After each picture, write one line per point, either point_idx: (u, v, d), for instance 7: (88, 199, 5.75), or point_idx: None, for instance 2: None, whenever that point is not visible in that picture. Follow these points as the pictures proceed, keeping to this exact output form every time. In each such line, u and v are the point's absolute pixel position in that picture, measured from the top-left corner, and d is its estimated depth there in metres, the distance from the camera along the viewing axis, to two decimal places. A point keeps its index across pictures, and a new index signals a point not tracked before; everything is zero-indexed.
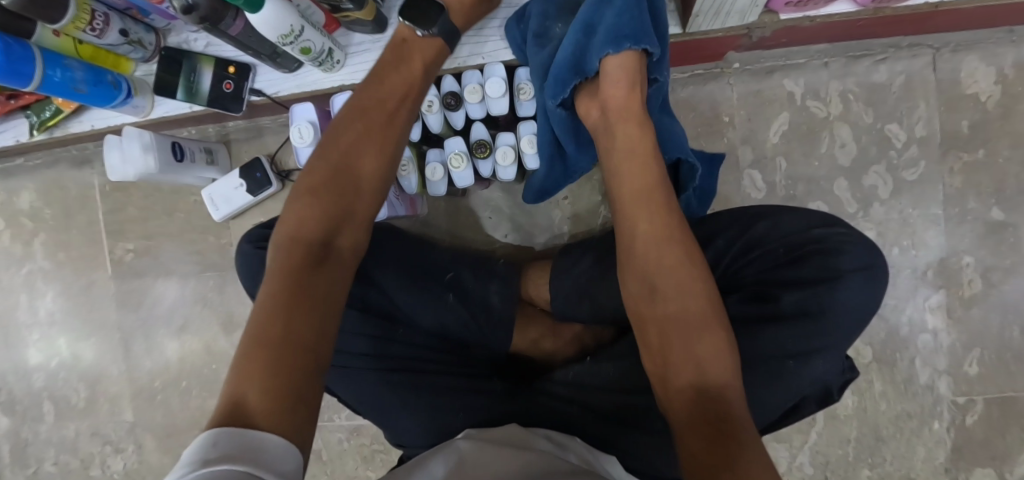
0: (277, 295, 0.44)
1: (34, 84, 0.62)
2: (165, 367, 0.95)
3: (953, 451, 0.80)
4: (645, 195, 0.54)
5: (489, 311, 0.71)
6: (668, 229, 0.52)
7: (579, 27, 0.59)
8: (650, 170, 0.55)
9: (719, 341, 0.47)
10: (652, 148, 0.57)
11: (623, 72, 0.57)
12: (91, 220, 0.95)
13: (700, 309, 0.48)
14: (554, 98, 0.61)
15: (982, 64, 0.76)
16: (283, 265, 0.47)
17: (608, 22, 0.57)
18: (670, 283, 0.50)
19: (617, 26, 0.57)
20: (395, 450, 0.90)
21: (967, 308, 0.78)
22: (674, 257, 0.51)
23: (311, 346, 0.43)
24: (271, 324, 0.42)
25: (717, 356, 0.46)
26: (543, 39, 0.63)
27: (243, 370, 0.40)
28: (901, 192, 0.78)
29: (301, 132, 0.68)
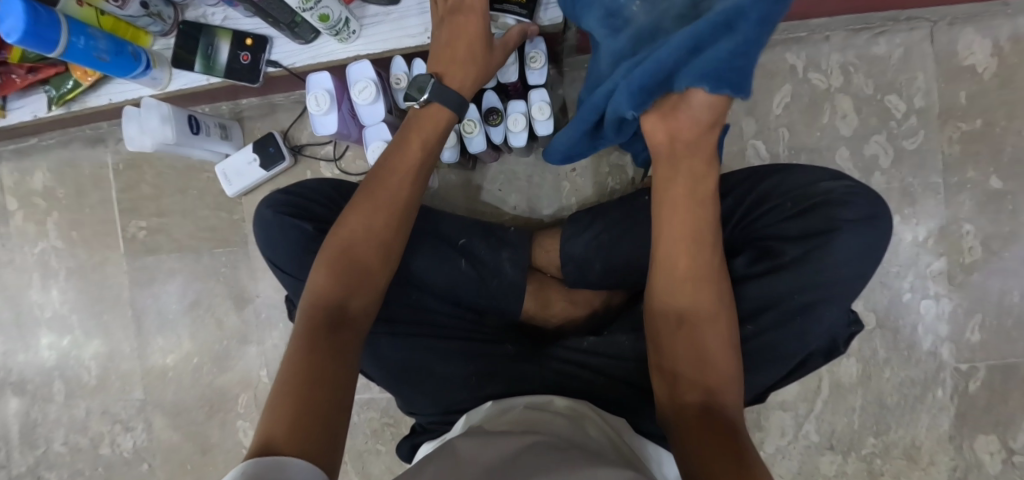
0: (302, 350, 0.47)
1: (59, 51, 0.63)
2: (177, 343, 0.96)
3: (957, 418, 0.81)
4: (692, 213, 0.51)
5: (501, 278, 0.72)
6: (701, 247, 0.51)
7: (687, 41, 0.46)
8: (702, 178, 0.52)
9: (727, 361, 0.49)
10: (707, 156, 0.52)
11: (710, 112, 0.49)
12: (104, 198, 0.97)
13: (714, 331, 0.49)
14: (633, 110, 0.52)
15: (977, 37, 0.78)
16: (308, 322, 0.49)
17: (715, 47, 0.45)
18: (684, 308, 0.50)
19: (728, 55, 0.44)
20: (405, 422, 0.92)
21: (968, 274, 0.80)
22: (696, 278, 0.50)
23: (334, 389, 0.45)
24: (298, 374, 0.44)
25: (726, 368, 0.49)
26: (615, 20, 0.56)
27: (273, 416, 0.42)
28: (901, 161, 0.80)
29: (317, 100, 0.69)
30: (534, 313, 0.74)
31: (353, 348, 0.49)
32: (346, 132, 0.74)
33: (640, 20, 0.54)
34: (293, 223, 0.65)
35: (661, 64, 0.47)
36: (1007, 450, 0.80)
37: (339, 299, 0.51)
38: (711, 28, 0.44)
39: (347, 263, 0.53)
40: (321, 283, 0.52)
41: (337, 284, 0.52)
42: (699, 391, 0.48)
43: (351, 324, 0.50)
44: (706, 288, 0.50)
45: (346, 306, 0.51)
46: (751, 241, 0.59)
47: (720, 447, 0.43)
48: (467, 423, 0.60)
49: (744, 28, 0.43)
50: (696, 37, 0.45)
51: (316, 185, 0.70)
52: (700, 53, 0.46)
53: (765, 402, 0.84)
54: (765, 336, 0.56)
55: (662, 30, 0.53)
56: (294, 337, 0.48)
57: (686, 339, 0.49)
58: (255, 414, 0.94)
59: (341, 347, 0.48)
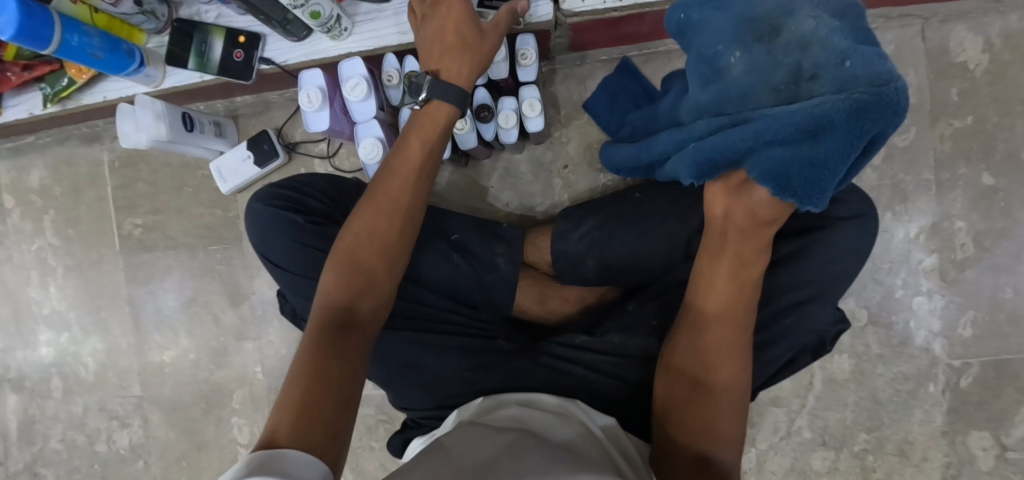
0: (309, 350, 0.47)
1: (53, 48, 0.63)
2: (173, 339, 0.96)
3: (950, 413, 0.81)
4: (737, 291, 0.52)
5: (494, 273, 0.72)
6: (739, 316, 0.52)
7: (770, 133, 0.49)
8: (755, 260, 0.53)
9: (736, 418, 0.51)
10: (762, 244, 0.53)
11: (770, 212, 0.52)
12: (100, 196, 0.97)
13: (734, 394, 0.51)
14: (694, 179, 0.54)
15: (969, 33, 0.78)
16: (318, 323, 0.50)
17: (793, 148, 0.48)
18: (709, 365, 0.51)
19: (801, 158, 0.48)
20: (399, 418, 0.92)
21: (960, 270, 0.80)
22: (728, 347, 0.51)
23: (339, 389, 0.45)
24: (302, 372, 0.45)
25: (729, 386, 0.51)
26: (709, 66, 0.55)
27: (276, 415, 0.43)
28: (893, 157, 0.80)
29: (309, 97, 0.69)
30: (526, 308, 0.74)
31: (359, 350, 0.49)
32: (338, 129, 0.75)
33: (735, 74, 0.54)
34: (286, 217, 0.65)
35: (733, 146, 0.50)
36: (1001, 446, 0.80)
37: (348, 305, 0.51)
38: (795, 129, 0.48)
39: (353, 265, 0.53)
40: (330, 284, 0.53)
41: (343, 286, 0.52)
42: (704, 444, 0.50)
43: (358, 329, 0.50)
44: (736, 357, 0.51)
45: (354, 308, 0.51)
46: None
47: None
48: (459, 417, 0.60)
49: (827, 138, 0.47)
50: (779, 132, 0.48)
51: (307, 180, 0.70)
52: (774, 150, 0.49)
53: (757, 398, 0.84)
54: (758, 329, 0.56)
55: (755, 98, 0.53)
56: (302, 340, 0.49)
57: (700, 362, 0.52)
58: (251, 411, 0.95)
59: (350, 354, 0.48)
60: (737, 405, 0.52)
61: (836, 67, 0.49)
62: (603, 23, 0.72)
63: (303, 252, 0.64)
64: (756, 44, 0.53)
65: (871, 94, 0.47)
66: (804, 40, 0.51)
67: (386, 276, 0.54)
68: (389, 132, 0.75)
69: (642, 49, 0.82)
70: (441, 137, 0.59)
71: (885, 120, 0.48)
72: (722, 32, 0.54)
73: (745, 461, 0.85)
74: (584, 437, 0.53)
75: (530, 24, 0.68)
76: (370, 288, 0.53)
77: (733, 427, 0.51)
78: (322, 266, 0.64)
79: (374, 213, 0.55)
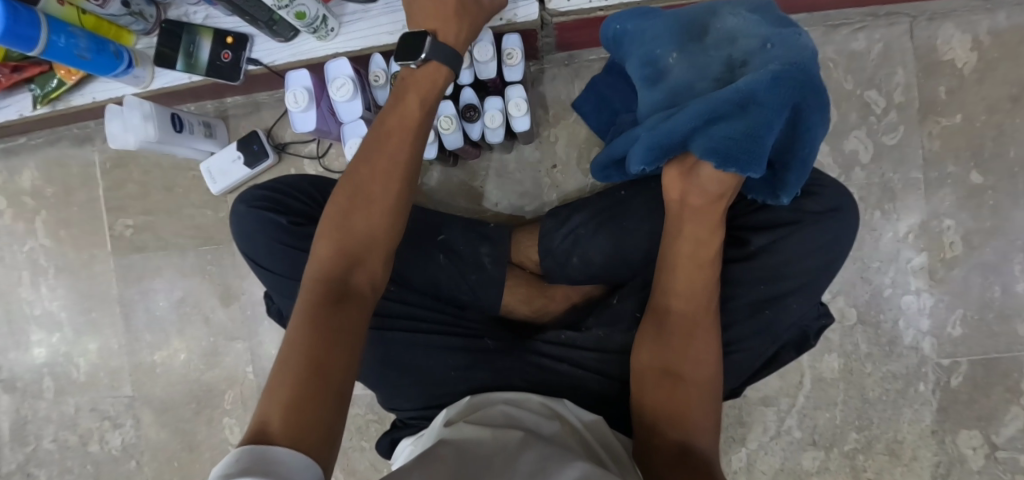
0: (303, 326, 0.46)
1: (39, 49, 0.63)
2: (164, 339, 0.97)
3: (939, 412, 0.81)
4: (694, 272, 0.53)
5: (480, 272, 0.72)
6: (699, 296, 0.53)
7: (705, 109, 0.50)
8: (711, 240, 0.53)
9: (708, 406, 0.51)
10: (717, 224, 0.54)
11: (718, 184, 0.52)
12: (92, 197, 0.97)
13: (705, 380, 0.52)
14: (645, 165, 0.55)
15: (957, 32, 0.78)
16: (310, 298, 0.48)
17: (728, 122, 0.50)
18: (675, 345, 0.52)
19: (737, 129, 0.49)
20: (389, 418, 0.92)
21: (949, 269, 0.80)
22: (691, 327, 0.53)
23: (335, 367, 0.44)
24: (297, 351, 0.44)
25: (704, 373, 0.52)
26: (652, 68, 0.58)
27: (269, 399, 0.42)
28: (881, 156, 0.80)
29: (296, 97, 0.69)
30: (513, 307, 0.74)
31: (354, 325, 0.48)
32: (325, 129, 0.75)
33: (676, 73, 0.57)
34: (270, 218, 0.66)
35: (677, 129, 0.52)
36: (990, 444, 0.80)
37: (341, 280, 0.50)
38: (727, 104, 0.50)
39: (345, 241, 0.52)
40: (320, 260, 0.51)
41: (335, 261, 0.51)
42: (679, 431, 0.50)
43: (354, 303, 0.49)
44: (699, 337, 0.52)
45: (348, 282, 0.50)
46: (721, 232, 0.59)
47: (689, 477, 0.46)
48: (446, 415, 0.60)
49: (757, 110, 0.49)
50: (713, 109, 0.50)
51: (294, 181, 0.71)
52: (713, 125, 0.50)
53: (746, 397, 0.84)
54: (737, 324, 0.56)
55: (695, 89, 0.56)
56: (293, 317, 0.47)
57: (679, 344, 0.52)
58: (242, 411, 0.95)
59: (346, 330, 0.47)
60: (708, 390, 0.52)
61: (760, 51, 0.53)
62: (590, 22, 0.71)
63: (286, 253, 0.65)
64: (691, 45, 0.57)
65: (789, 68, 0.50)
66: (732, 35, 0.55)
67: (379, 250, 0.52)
68: None
69: None
70: (427, 111, 0.58)
71: (806, 92, 0.50)
72: (659, 37, 0.57)
73: (734, 460, 0.85)
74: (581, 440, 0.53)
75: (514, 24, 0.68)
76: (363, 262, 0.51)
77: (707, 415, 0.51)
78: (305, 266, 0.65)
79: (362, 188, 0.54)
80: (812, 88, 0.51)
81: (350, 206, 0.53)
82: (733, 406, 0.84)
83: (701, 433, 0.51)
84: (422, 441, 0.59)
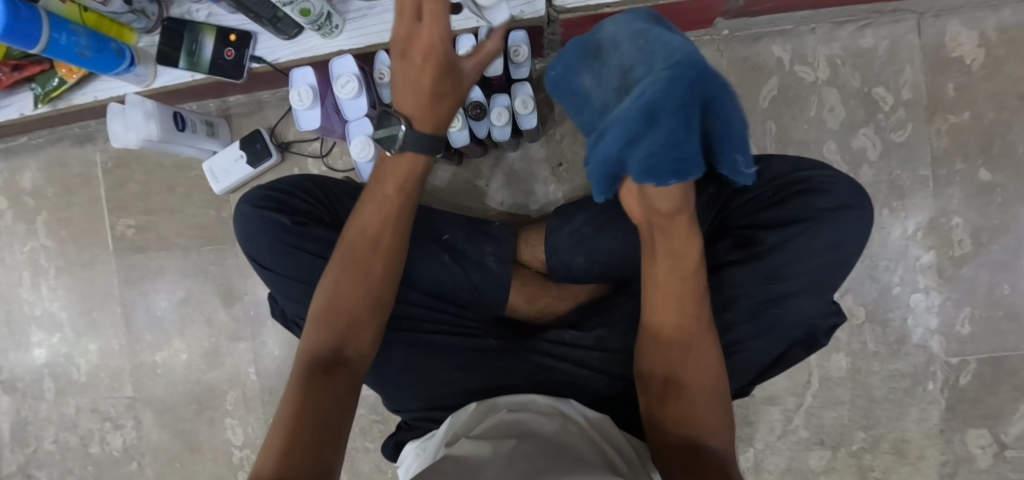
0: (296, 394, 0.46)
1: (41, 47, 0.63)
2: (166, 340, 0.96)
3: (947, 411, 0.80)
4: (678, 283, 0.52)
5: (485, 272, 0.70)
6: (685, 305, 0.52)
7: (619, 136, 0.47)
8: (690, 244, 0.52)
9: (714, 402, 0.51)
10: (690, 225, 0.52)
11: (671, 200, 0.50)
12: (93, 196, 0.97)
13: (706, 383, 0.52)
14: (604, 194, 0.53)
15: (964, 28, 0.78)
16: (303, 367, 0.49)
17: (649, 143, 0.46)
18: (669, 363, 0.52)
19: (665, 146, 0.46)
20: (393, 418, 0.92)
21: (957, 267, 0.79)
22: (682, 342, 0.52)
23: (325, 430, 0.44)
24: (289, 416, 0.44)
25: (703, 379, 0.52)
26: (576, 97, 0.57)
27: (264, 455, 0.42)
28: (889, 153, 0.80)
29: (300, 96, 0.68)
30: (517, 306, 0.72)
31: (343, 392, 0.48)
32: (329, 127, 0.74)
33: (592, 95, 0.55)
34: (273, 218, 0.66)
35: (607, 158, 0.49)
36: (999, 444, 0.80)
37: (331, 354, 0.50)
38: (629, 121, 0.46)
39: (336, 307, 0.53)
40: (313, 330, 0.52)
41: (327, 331, 0.51)
42: (687, 431, 0.50)
43: (341, 375, 0.49)
44: (694, 349, 0.52)
45: (339, 351, 0.51)
46: (728, 231, 0.58)
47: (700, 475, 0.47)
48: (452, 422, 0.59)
49: (670, 117, 0.44)
50: (623, 130, 0.46)
51: (298, 181, 0.70)
52: (632, 144, 0.47)
53: (753, 397, 0.84)
54: (743, 324, 0.56)
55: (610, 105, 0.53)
56: (285, 395, 0.47)
57: (675, 363, 0.52)
58: (244, 412, 0.94)
59: (333, 398, 0.47)
60: (712, 390, 0.52)
61: (640, 48, 0.49)
62: (597, 19, 0.71)
63: (291, 254, 0.65)
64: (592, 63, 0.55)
65: (671, 61, 0.45)
66: (616, 41, 0.52)
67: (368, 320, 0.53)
68: None
69: None
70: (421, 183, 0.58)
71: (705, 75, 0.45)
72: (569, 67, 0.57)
73: (741, 460, 0.84)
74: (588, 441, 0.52)
75: (521, 20, 0.67)
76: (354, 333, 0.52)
77: (715, 412, 0.51)
78: (310, 266, 0.65)
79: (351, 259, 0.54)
80: (704, 67, 0.46)
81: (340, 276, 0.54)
82: (740, 406, 0.84)
83: (712, 429, 0.51)
84: (434, 443, 0.59)
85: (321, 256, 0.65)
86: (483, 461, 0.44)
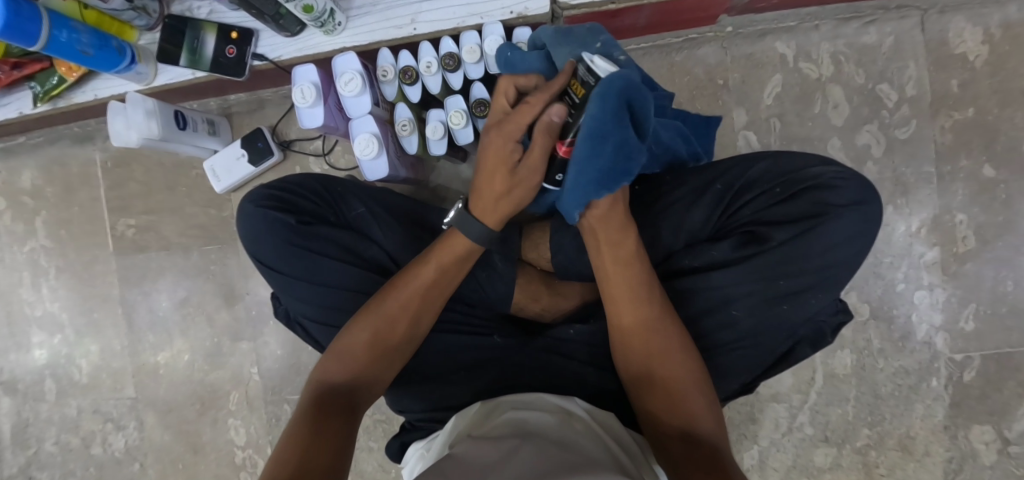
0: (307, 421, 0.49)
1: (41, 44, 0.62)
2: (167, 340, 0.95)
3: (951, 408, 0.80)
4: (624, 270, 0.53)
5: (489, 270, 0.70)
6: (636, 291, 0.53)
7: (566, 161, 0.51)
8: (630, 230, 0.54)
9: (699, 390, 0.50)
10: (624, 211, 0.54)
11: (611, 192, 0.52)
12: (93, 196, 0.96)
13: (684, 373, 0.51)
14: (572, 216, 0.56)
15: (968, 24, 0.78)
16: (317, 400, 0.52)
17: (584, 159, 0.48)
18: (641, 350, 0.52)
19: (606, 160, 0.47)
20: (396, 418, 0.91)
21: (962, 264, 0.79)
22: (647, 330, 0.52)
23: (331, 451, 0.46)
24: (296, 436, 0.47)
25: (684, 371, 0.51)
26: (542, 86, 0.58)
27: (272, 466, 0.44)
28: (893, 150, 0.80)
29: (303, 93, 0.68)
30: (522, 306, 0.71)
31: (349, 423, 0.50)
32: (333, 126, 0.73)
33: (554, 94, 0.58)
34: (277, 217, 0.65)
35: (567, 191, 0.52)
36: (1003, 440, 0.80)
37: (337, 397, 0.52)
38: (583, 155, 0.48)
39: (356, 349, 0.55)
40: (330, 365, 0.55)
41: (342, 368, 0.55)
42: (677, 420, 0.49)
43: (348, 410, 0.51)
44: (656, 334, 0.52)
45: (352, 389, 0.54)
46: (736, 228, 0.58)
47: (696, 466, 0.45)
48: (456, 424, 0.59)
49: (613, 141, 0.46)
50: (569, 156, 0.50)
51: (301, 179, 0.69)
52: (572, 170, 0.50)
53: (757, 394, 0.84)
54: (748, 319, 0.56)
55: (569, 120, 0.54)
56: (294, 418, 0.50)
57: (648, 360, 0.52)
58: (247, 412, 0.94)
59: (337, 427, 0.49)
60: (694, 376, 0.51)
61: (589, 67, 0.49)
62: (602, 15, 0.71)
63: (295, 252, 0.65)
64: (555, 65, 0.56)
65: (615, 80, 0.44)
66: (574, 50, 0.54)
67: (383, 364, 0.56)
68: (385, 128, 0.73)
69: (641, 44, 0.81)
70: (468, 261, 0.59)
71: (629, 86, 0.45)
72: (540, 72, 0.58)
73: (747, 458, 0.84)
74: (602, 443, 0.51)
75: (526, 17, 0.68)
76: (366, 373, 0.55)
77: (697, 397, 0.50)
78: (315, 264, 0.65)
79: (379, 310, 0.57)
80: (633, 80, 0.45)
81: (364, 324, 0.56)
82: (746, 404, 0.84)
83: (701, 416, 0.49)
84: (438, 442, 0.59)
85: (325, 255, 0.65)
86: (481, 462, 0.43)
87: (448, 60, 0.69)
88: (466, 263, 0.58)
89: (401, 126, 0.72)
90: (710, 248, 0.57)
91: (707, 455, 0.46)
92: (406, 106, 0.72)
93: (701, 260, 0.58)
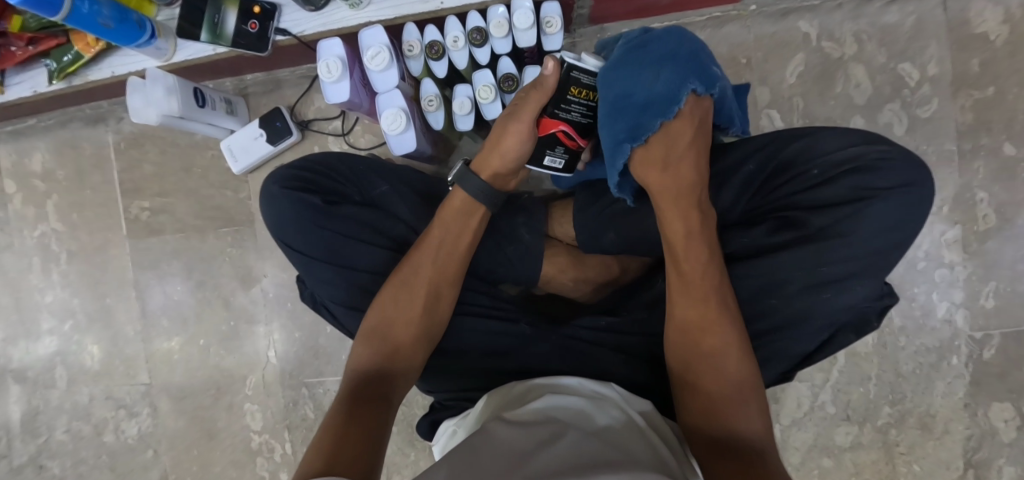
0: (346, 402, 0.49)
1: (63, 14, 0.61)
2: (181, 324, 0.94)
3: (972, 385, 0.81)
4: (683, 258, 0.53)
5: (515, 248, 0.69)
6: (689, 286, 0.53)
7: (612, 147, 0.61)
8: (686, 220, 0.54)
9: (745, 389, 0.49)
10: (688, 198, 0.54)
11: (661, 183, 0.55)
12: (105, 179, 0.95)
13: (734, 371, 0.50)
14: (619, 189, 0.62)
15: (989, 4, 0.78)
16: (354, 384, 0.52)
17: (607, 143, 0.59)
18: (695, 345, 0.51)
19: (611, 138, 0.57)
20: (416, 401, 0.91)
21: (982, 242, 0.80)
22: (698, 325, 0.51)
23: (370, 427, 0.46)
24: (336, 417, 0.47)
25: (735, 368, 0.50)
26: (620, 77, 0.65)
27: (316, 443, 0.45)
28: (915, 129, 0.80)
29: (329, 68, 0.67)
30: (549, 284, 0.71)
31: (385, 402, 0.50)
32: (357, 102, 0.72)
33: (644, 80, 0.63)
34: (303, 198, 0.64)
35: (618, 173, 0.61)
36: None
37: (372, 380, 0.53)
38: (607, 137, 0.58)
39: (384, 333, 0.56)
40: (361, 351, 0.56)
41: (374, 352, 0.55)
42: (722, 422, 0.48)
43: (384, 390, 0.52)
44: (710, 332, 0.51)
45: (385, 370, 0.54)
46: (772, 212, 0.58)
47: (730, 467, 0.44)
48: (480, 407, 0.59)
49: (608, 121, 0.57)
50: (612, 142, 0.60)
51: (323, 158, 0.69)
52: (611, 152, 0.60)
53: None
54: (788, 307, 0.56)
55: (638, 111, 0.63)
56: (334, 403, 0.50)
57: (700, 356, 0.51)
58: (263, 396, 0.93)
59: (377, 409, 0.49)
60: (745, 375, 0.50)
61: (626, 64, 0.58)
62: None
63: (321, 234, 0.64)
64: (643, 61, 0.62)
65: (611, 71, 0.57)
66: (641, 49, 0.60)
67: (412, 344, 0.56)
68: (411, 105, 0.72)
69: (665, 22, 0.81)
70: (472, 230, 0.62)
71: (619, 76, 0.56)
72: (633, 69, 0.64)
73: None
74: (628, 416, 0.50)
75: None
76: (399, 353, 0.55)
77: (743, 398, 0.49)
78: (345, 247, 0.64)
79: (402, 288, 0.58)
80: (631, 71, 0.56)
81: (389, 304, 0.57)
82: None
83: (746, 417, 0.48)
84: (467, 423, 0.58)
85: (353, 236, 0.65)
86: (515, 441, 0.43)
87: (474, 35, 0.68)
88: (467, 233, 0.61)
89: (427, 102, 0.72)
90: (743, 234, 0.58)
91: (747, 455, 0.46)
92: (432, 82, 0.72)
93: (738, 246, 0.58)
